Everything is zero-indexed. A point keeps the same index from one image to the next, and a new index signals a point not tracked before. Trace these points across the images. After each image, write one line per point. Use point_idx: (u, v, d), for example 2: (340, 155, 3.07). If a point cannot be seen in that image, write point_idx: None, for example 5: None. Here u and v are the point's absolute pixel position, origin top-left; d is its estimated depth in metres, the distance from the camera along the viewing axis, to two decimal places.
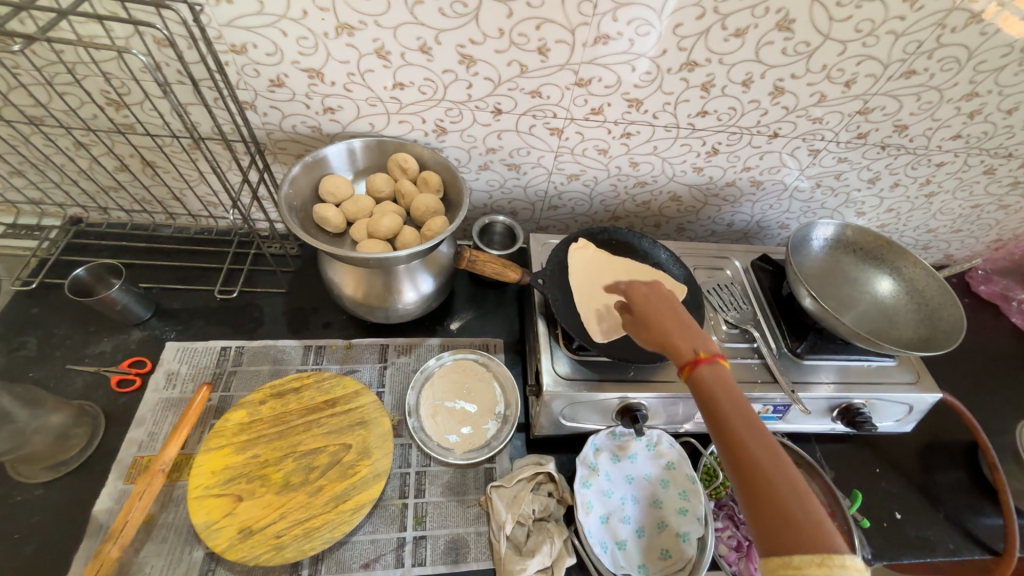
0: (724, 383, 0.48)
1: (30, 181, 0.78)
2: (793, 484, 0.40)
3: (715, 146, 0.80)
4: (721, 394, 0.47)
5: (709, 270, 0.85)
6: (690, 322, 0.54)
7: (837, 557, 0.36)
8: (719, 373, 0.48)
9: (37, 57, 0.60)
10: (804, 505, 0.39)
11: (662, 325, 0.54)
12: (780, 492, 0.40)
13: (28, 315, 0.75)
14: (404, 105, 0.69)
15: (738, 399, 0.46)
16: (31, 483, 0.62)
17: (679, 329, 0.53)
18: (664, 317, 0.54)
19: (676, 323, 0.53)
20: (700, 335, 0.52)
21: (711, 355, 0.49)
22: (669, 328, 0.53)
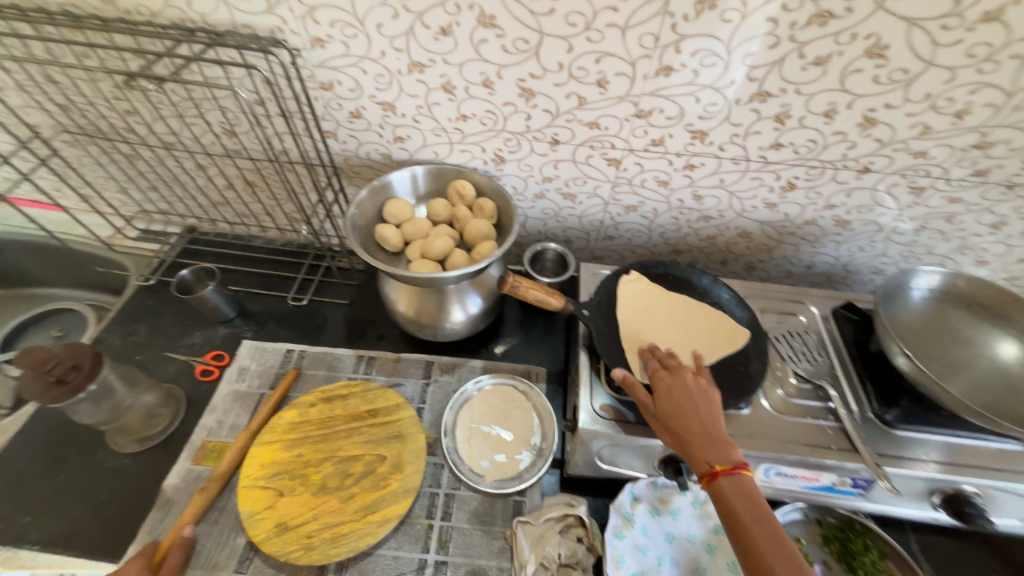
0: (746, 494, 0.47)
1: (161, 195, 0.93)
2: None
3: (791, 181, 0.73)
4: (743, 510, 0.46)
5: (780, 314, 0.76)
6: (709, 420, 0.52)
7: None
8: (742, 486, 0.47)
9: (175, 94, 0.73)
10: None
11: (685, 427, 0.52)
12: None
13: (144, 306, 0.88)
14: (466, 135, 0.73)
15: (760, 513, 0.46)
16: (122, 452, 0.72)
17: (700, 434, 0.51)
18: (688, 417, 0.52)
19: (699, 425, 0.51)
20: (722, 439, 0.51)
21: (731, 467, 0.48)
22: (691, 431, 0.51)
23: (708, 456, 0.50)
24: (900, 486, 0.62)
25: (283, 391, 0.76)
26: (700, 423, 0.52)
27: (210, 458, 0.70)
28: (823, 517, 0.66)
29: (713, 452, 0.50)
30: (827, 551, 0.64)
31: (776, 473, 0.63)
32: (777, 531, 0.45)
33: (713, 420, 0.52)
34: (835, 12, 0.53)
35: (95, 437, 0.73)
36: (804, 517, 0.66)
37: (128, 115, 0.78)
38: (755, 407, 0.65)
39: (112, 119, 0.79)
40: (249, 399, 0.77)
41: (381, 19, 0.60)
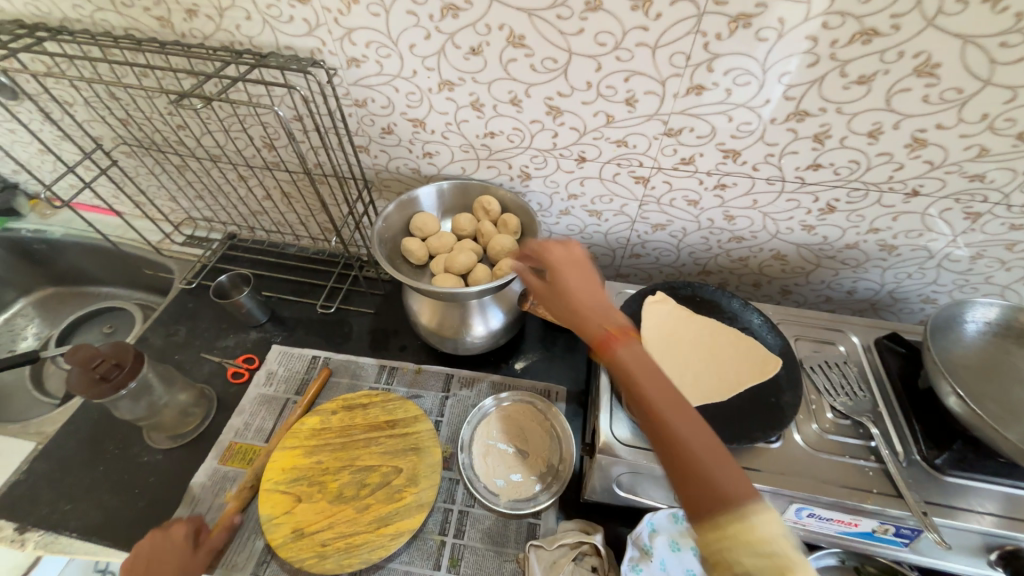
0: (637, 349, 0.44)
1: (206, 203, 0.98)
2: (709, 446, 0.39)
3: (831, 203, 0.70)
4: (642, 372, 0.43)
5: (816, 343, 0.72)
6: (599, 292, 0.50)
7: (762, 527, 0.34)
8: (632, 343, 0.45)
9: (221, 110, 0.77)
10: (718, 464, 0.38)
11: (569, 296, 0.50)
12: (700, 461, 0.38)
13: (185, 308, 0.93)
14: (493, 152, 0.74)
15: (659, 376, 0.43)
16: (156, 447, 0.75)
17: (587, 302, 0.49)
18: (577, 289, 0.51)
19: (586, 296, 0.50)
20: (608, 306, 0.49)
21: (619, 327, 0.46)
22: (581, 304, 0.49)
23: (599, 320, 0.47)
24: (951, 539, 0.57)
25: (313, 395, 0.78)
26: (593, 293, 0.50)
27: (236, 460, 0.73)
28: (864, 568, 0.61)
29: (603, 318, 0.48)
30: None
31: (808, 514, 0.59)
32: (672, 387, 0.42)
33: (589, 283, 0.51)
34: (881, 30, 0.51)
35: (133, 432, 0.77)
36: (841, 564, 0.62)
37: (179, 129, 0.83)
38: (786, 441, 0.61)
39: (165, 133, 0.84)
40: (276, 403, 0.79)
41: (414, 40, 0.62)
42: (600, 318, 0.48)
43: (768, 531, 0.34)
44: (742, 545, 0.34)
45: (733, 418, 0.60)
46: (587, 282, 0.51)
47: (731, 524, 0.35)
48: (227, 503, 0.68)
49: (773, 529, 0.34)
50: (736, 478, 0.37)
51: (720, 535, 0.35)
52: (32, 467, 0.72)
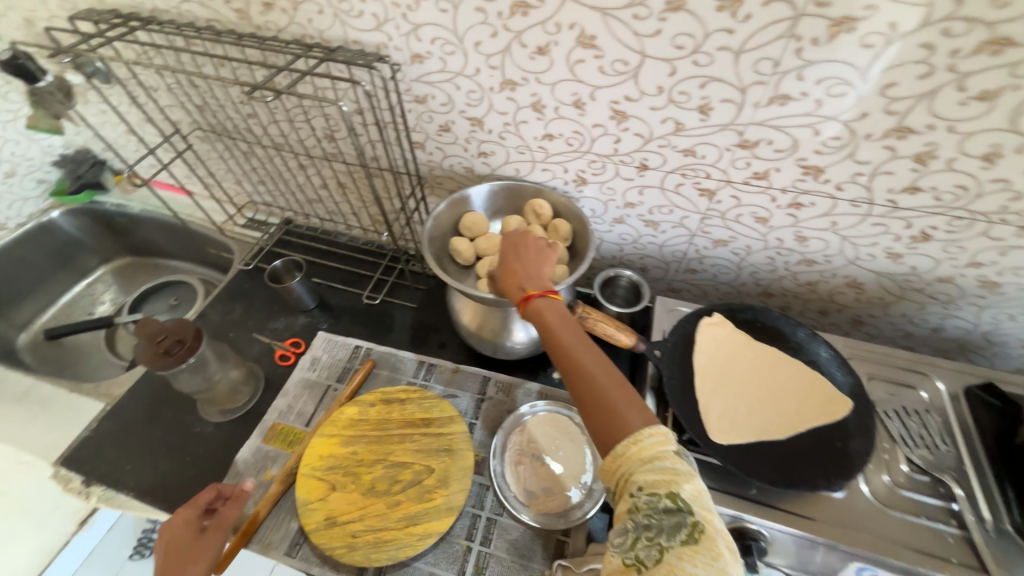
0: (556, 306, 0.53)
1: (267, 189, 1.02)
2: (614, 382, 0.45)
3: (925, 231, 0.62)
4: (560, 328, 0.51)
5: (892, 384, 0.65)
6: (535, 259, 0.58)
7: (657, 445, 0.41)
8: (553, 302, 0.53)
9: (288, 101, 0.79)
10: (621, 395, 0.44)
11: (508, 263, 0.59)
12: (604, 393, 0.45)
13: (241, 288, 0.97)
14: (550, 155, 0.71)
15: (573, 326, 0.51)
16: (207, 420, 0.79)
17: (519, 266, 0.58)
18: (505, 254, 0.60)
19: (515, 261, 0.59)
20: (536, 269, 0.57)
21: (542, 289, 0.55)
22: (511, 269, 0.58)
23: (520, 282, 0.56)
24: None
25: (356, 385, 0.79)
26: (525, 260, 0.58)
27: (278, 440, 0.75)
28: None
29: (524, 279, 0.56)
30: None
31: None
32: (586, 338, 0.49)
33: (532, 254, 0.60)
34: (1015, 39, 0.44)
35: (188, 403, 0.81)
36: None
37: (248, 117, 0.86)
38: (851, 492, 0.55)
39: (235, 120, 0.88)
40: (318, 389, 0.81)
41: (480, 37, 0.60)
42: (519, 280, 0.56)
43: (656, 446, 0.41)
44: (636, 461, 0.40)
45: (790, 461, 0.55)
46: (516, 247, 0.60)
47: (631, 445, 0.41)
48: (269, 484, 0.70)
49: (660, 443, 0.41)
50: (636, 408, 0.43)
51: (620, 460, 0.41)
52: (100, 426, 0.78)
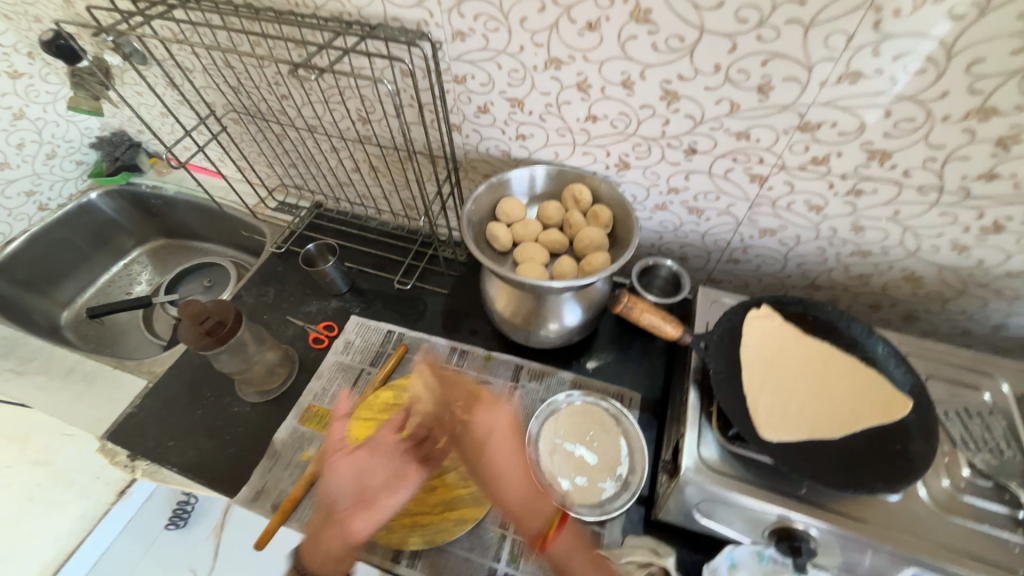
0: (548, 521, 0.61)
1: (299, 172, 1.02)
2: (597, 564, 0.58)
3: (999, 221, 0.58)
4: (575, 558, 0.58)
5: (951, 383, 0.62)
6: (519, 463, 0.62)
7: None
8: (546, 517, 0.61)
9: (323, 82, 0.78)
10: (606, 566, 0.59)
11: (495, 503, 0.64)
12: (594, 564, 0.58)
13: (274, 271, 0.98)
14: (592, 137, 0.69)
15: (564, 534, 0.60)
16: (244, 400, 0.81)
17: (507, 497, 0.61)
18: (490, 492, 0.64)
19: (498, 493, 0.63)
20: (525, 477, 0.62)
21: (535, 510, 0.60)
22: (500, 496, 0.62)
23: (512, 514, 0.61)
24: None
25: (388, 371, 0.80)
26: (508, 467, 0.63)
27: (314, 422, 0.76)
28: None
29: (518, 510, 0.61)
30: None
31: None
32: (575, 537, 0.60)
33: (508, 456, 0.63)
34: None
35: (226, 382, 0.83)
36: None
37: (283, 99, 0.85)
38: (908, 495, 0.53)
39: (269, 101, 0.88)
40: (351, 373, 0.82)
41: (526, 13, 0.58)
42: (528, 516, 0.60)
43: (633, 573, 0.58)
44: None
45: (845, 462, 0.52)
46: (504, 459, 0.63)
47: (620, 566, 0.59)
48: (307, 466, 0.71)
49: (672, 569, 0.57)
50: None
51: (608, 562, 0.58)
52: (143, 402, 0.80)
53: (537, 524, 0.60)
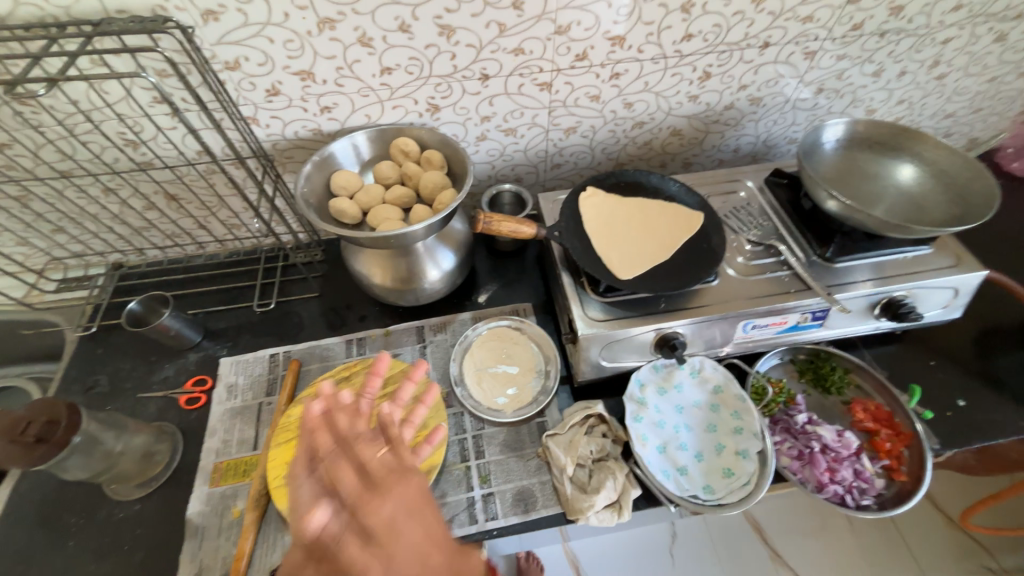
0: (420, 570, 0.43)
1: (71, 235, 0.83)
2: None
3: (706, 69, 0.79)
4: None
5: (722, 195, 0.84)
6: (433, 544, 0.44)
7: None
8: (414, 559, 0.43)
9: (57, 110, 0.65)
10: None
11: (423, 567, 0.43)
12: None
13: (95, 356, 0.81)
14: (395, 90, 0.71)
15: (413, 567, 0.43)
16: (128, 500, 0.68)
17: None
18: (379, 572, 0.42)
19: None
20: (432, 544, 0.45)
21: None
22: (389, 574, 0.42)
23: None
24: (851, 308, 0.72)
25: (291, 389, 0.75)
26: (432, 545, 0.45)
27: (229, 476, 0.69)
28: (794, 357, 0.80)
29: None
30: (804, 382, 0.78)
31: (752, 327, 0.71)
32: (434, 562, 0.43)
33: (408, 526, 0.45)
34: None
35: (92, 496, 0.68)
36: (781, 361, 0.79)
37: (5, 148, 0.68)
38: (723, 277, 0.72)
39: None
40: (249, 412, 0.74)
41: None
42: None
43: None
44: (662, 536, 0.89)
45: (679, 271, 0.69)
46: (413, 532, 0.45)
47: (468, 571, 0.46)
48: (241, 519, 0.65)
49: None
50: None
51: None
52: None
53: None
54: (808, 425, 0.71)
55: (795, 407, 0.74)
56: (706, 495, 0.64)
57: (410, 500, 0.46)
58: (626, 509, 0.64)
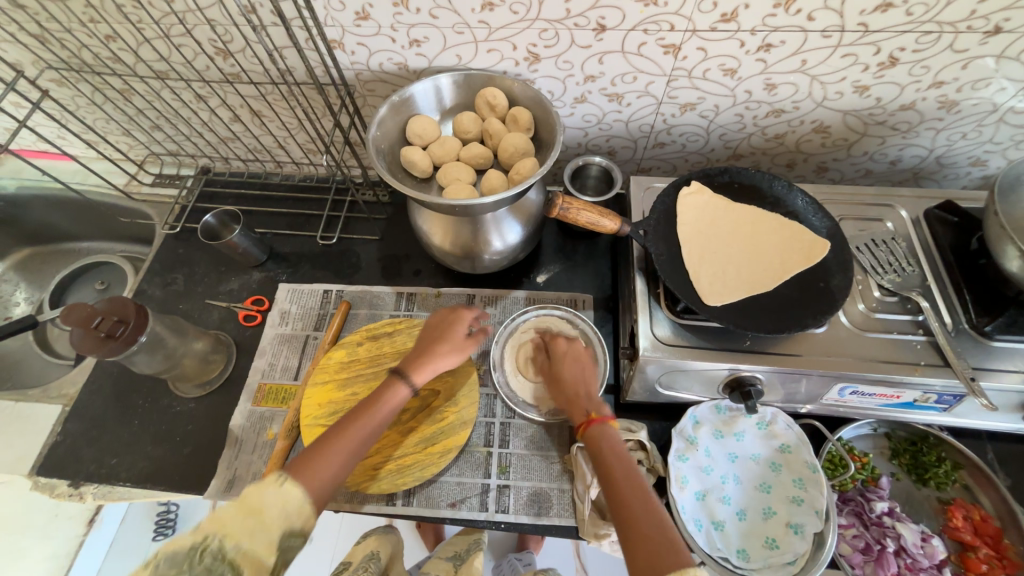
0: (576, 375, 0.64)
1: (167, 134, 0.86)
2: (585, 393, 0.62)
3: (894, 54, 0.60)
4: (616, 445, 0.54)
5: (860, 220, 0.68)
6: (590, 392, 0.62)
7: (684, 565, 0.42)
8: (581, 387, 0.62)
9: (154, 10, 0.63)
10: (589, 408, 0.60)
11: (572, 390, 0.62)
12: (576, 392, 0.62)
13: (176, 255, 0.86)
14: (494, 31, 0.61)
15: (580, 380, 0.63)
16: (185, 397, 0.74)
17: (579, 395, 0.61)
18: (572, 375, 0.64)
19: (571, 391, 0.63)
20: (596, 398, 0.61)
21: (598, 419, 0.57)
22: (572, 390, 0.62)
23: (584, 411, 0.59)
24: (994, 401, 0.57)
25: (337, 330, 0.75)
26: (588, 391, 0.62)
27: (270, 400, 0.72)
28: (892, 432, 0.67)
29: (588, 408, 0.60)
30: (895, 464, 0.65)
31: (851, 392, 0.59)
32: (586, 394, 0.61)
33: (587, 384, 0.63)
34: None
35: (159, 384, 0.75)
36: (873, 432, 0.67)
37: (109, 41, 0.69)
38: (832, 324, 0.59)
39: (92, 47, 0.70)
40: (297, 342, 0.77)
41: None
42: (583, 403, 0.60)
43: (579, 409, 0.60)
44: None
45: (780, 309, 0.57)
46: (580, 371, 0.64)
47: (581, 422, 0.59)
48: (273, 445, 0.68)
49: None
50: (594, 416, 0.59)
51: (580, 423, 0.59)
52: (66, 428, 0.72)
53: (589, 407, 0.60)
54: (885, 517, 0.60)
55: (874, 490, 0.63)
56: (739, 561, 0.56)
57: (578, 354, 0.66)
58: None
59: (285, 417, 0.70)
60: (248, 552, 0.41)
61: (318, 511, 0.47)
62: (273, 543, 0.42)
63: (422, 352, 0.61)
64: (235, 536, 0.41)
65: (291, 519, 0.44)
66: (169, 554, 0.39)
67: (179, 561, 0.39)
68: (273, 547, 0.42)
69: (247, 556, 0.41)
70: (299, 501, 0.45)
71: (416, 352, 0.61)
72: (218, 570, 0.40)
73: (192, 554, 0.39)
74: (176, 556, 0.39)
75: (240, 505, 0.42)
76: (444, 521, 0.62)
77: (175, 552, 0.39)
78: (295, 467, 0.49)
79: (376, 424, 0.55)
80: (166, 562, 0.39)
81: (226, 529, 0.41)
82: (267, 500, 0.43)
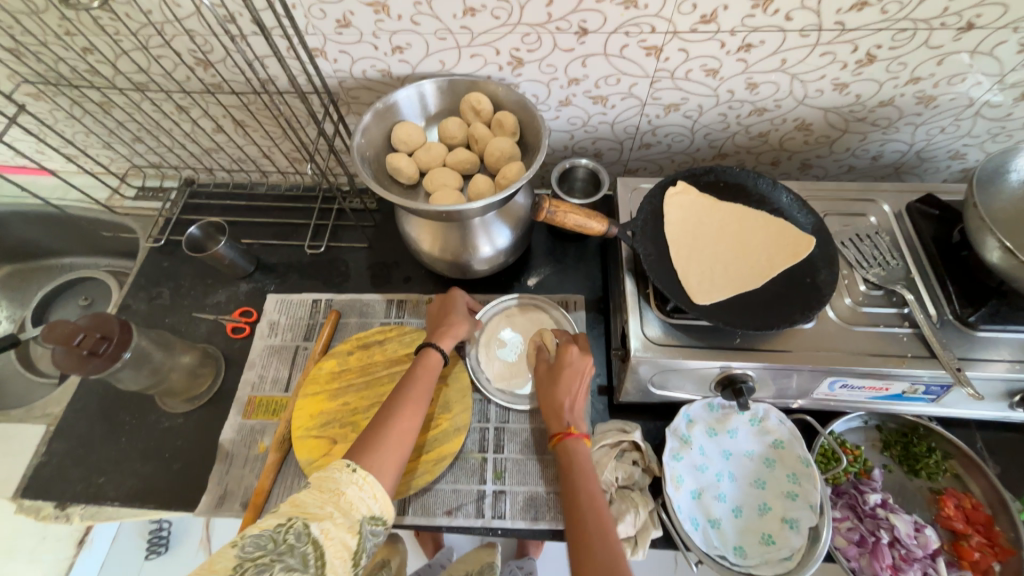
0: (568, 383, 0.62)
1: (149, 146, 0.85)
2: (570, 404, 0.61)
3: (871, 52, 0.61)
4: (581, 469, 0.57)
5: (844, 216, 0.68)
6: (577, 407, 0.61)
7: None
8: (571, 398, 0.61)
9: (131, 20, 0.62)
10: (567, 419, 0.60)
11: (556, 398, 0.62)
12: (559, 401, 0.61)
13: (162, 268, 0.85)
14: (476, 36, 0.61)
15: (570, 389, 0.62)
16: (174, 412, 0.73)
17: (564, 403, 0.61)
18: (565, 384, 0.62)
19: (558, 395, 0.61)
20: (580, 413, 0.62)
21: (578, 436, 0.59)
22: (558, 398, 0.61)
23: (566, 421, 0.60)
24: (979, 390, 0.58)
25: (326, 340, 0.74)
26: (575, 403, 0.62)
27: (260, 412, 0.71)
28: (883, 423, 0.67)
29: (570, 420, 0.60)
30: (887, 456, 0.66)
31: (841, 386, 0.60)
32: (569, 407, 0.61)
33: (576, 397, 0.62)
34: None
35: (146, 400, 0.74)
36: (864, 424, 0.68)
37: (86, 53, 0.68)
38: (820, 319, 0.60)
39: (69, 59, 0.69)
40: (286, 353, 0.76)
41: None
42: (560, 413, 0.61)
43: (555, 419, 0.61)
44: None
45: (768, 305, 0.57)
46: (576, 384, 0.62)
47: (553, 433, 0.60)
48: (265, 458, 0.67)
49: None
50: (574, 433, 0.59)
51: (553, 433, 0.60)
52: (50, 448, 0.70)
53: (568, 420, 0.60)
54: (879, 509, 0.61)
55: (867, 482, 0.63)
56: (736, 558, 0.57)
57: (578, 367, 0.63)
58: (641, 547, 0.59)
59: (276, 431, 0.69)
60: (331, 533, 0.45)
61: (388, 490, 0.52)
62: (353, 524, 0.47)
63: (439, 325, 0.68)
64: (317, 518, 0.45)
65: (366, 501, 0.49)
66: (255, 536, 0.43)
67: (264, 543, 0.43)
68: (354, 528, 0.47)
69: (329, 535, 0.45)
70: (371, 482, 0.50)
71: (434, 327, 0.68)
72: (300, 547, 0.43)
73: (279, 532, 0.44)
74: (261, 538, 0.43)
75: (323, 492, 0.48)
76: (442, 529, 0.62)
77: (260, 534, 0.43)
78: (356, 451, 0.53)
79: (416, 404, 0.59)
80: (252, 544, 0.43)
81: (307, 513, 0.46)
82: (341, 483, 0.49)
